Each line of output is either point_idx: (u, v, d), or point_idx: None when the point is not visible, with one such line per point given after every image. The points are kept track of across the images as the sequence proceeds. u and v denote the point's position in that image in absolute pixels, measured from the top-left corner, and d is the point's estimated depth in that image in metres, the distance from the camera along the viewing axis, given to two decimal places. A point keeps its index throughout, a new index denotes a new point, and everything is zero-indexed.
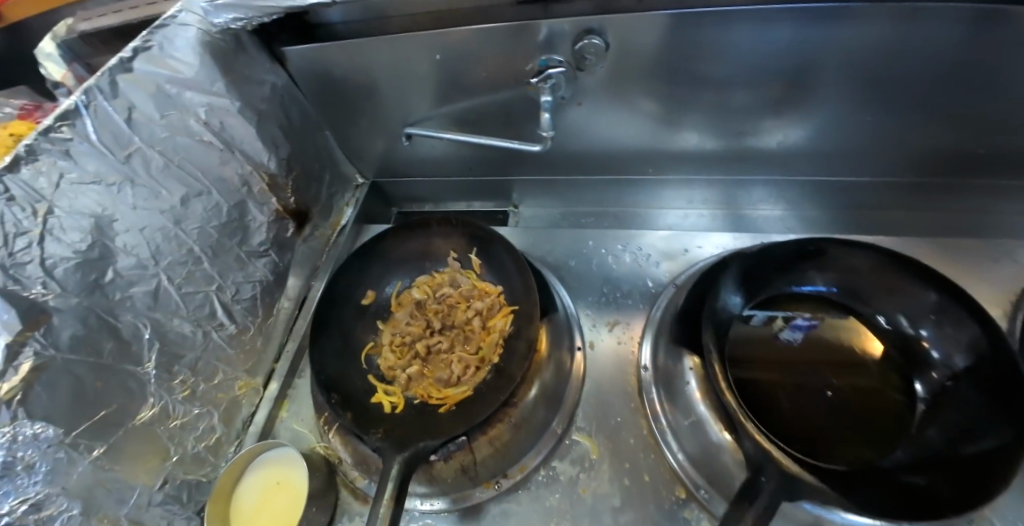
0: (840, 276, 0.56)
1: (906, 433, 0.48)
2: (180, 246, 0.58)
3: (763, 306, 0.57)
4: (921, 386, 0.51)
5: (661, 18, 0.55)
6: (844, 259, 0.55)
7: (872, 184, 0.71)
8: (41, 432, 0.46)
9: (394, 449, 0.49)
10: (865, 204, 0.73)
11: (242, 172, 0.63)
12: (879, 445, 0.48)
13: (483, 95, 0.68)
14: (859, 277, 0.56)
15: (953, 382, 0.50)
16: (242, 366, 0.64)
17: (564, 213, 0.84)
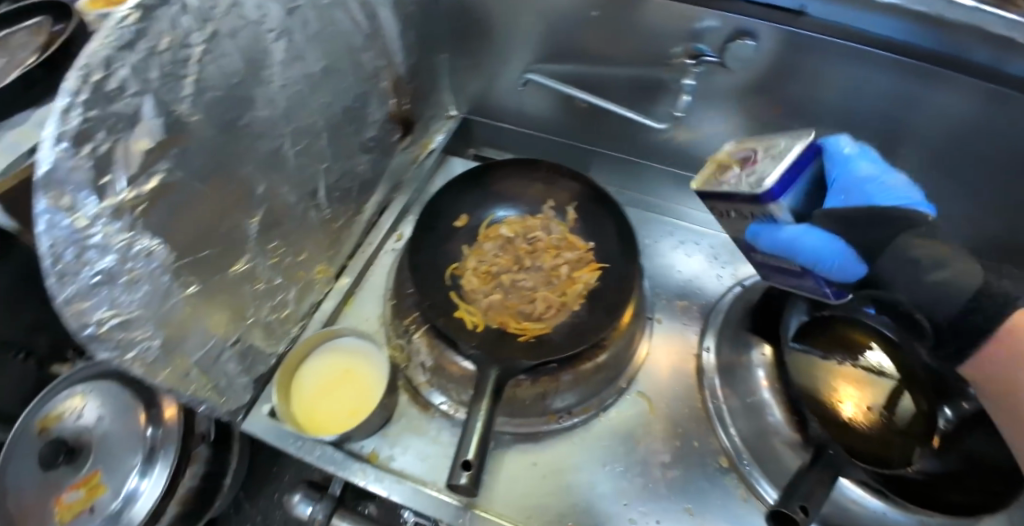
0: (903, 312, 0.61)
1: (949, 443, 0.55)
2: (308, 115, 0.57)
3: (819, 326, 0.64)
4: (951, 411, 0.56)
5: (814, 41, 0.59)
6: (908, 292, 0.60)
7: None
8: (154, 250, 0.45)
9: (488, 360, 0.51)
10: None
11: (376, 65, 0.63)
12: (910, 453, 0.56)
13: (616, 64, 0.71)
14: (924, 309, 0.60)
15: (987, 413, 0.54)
16: (324, 252, 0.63)
17: (638, 201, 0.84)
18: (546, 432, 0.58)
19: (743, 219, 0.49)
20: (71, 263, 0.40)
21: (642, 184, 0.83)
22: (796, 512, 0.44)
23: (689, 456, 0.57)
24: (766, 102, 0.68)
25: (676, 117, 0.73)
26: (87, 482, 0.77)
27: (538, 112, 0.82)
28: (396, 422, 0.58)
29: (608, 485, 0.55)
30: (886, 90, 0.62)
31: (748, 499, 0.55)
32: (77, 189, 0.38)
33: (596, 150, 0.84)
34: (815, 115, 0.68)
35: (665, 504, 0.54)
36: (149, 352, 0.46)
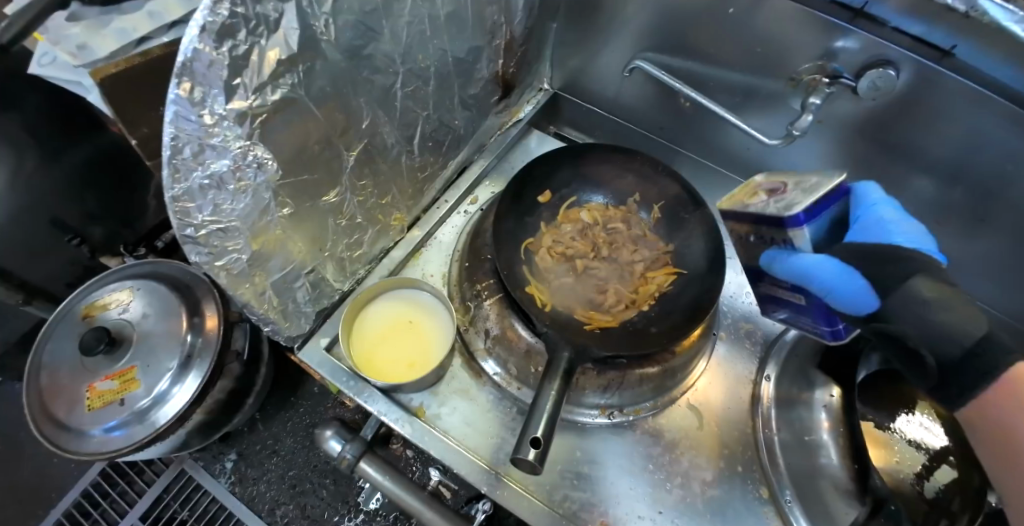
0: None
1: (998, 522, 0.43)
2: (423, 59, 0.55)
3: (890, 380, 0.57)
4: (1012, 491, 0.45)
5: (960, 87, 0.55)
6: None
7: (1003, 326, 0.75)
8: (264, 164, 0.44)
9: (560, 341, 0.50)
10: None
11: (496, 20, 0.61)
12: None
13: (732, 70, 0.68)
14: None
15: None
16: (405, 200, 0.62)
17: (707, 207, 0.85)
18: (593, 425, 0.57)
19: (763, 242, 0.44)
20: (188, 160, 0.39)
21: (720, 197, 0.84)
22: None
23: (730, 479, 0.56)
24: (878, 140, 0.66)
25: (791, 136, 0.64)
26: (122, 375, 0.77)
27: (633, 102, 0.80)
28: (444, 384, 0.58)
29: (645, 490, 0.55)
30: (1008, 151, 0.58)
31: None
32: (211, 87, 0.37)
33: (683, 153, 0.82)
34: (930, 164, 0.65)
35: (699, 521, 0.54)
36: (235, 263, 0.46)
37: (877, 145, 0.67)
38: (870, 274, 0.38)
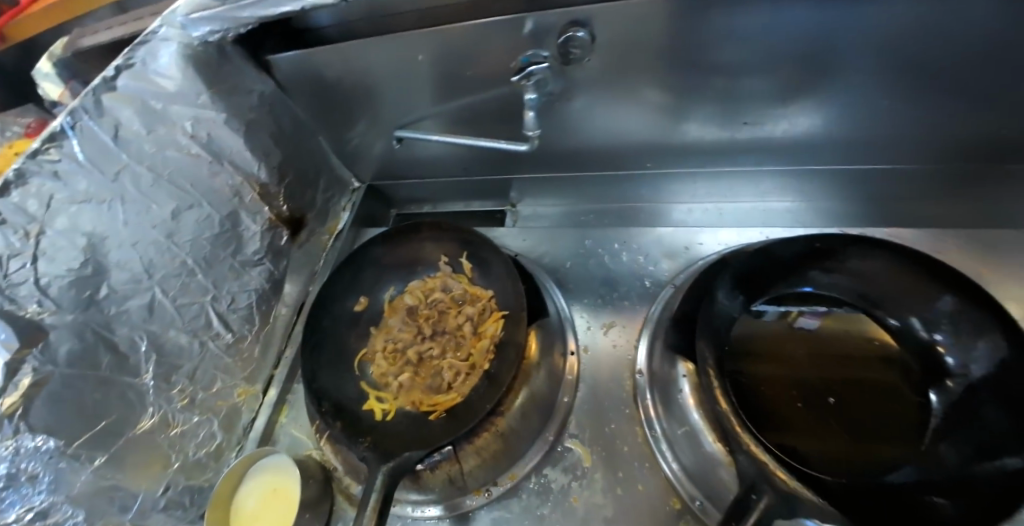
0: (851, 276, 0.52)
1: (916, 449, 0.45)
2: (174, 258, 0.58)
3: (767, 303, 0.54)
4: (937, 397, 0.47)
5: (657, 5, 0.52)
6: (854, 260, 0.52)
7: (898, 172, 0.66)
8: (42, 444, 0.48)
9: (378, 460, 0.50)
10: (893, 195, 0.68)
11: (232, 182, 0.63)
12: (889, 459, 0.45)
13: (474, 93, 0.67)
14: (869, 280, 0.52)
15: (973, 394, 0.45)
16: (241, 374, 0.65)
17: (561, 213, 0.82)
18: (477, 509, 0.54)
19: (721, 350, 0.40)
20: None
21: (569, 197, 0.81)
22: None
23: (632, 504, 0.51)
24: (639, 83, 0.61)
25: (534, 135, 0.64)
26: None
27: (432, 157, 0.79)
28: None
29: None
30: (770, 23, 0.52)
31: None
32: None
33: (517, 177, 0.79)
34: (706, 72, 0.59)
35: None
36: None
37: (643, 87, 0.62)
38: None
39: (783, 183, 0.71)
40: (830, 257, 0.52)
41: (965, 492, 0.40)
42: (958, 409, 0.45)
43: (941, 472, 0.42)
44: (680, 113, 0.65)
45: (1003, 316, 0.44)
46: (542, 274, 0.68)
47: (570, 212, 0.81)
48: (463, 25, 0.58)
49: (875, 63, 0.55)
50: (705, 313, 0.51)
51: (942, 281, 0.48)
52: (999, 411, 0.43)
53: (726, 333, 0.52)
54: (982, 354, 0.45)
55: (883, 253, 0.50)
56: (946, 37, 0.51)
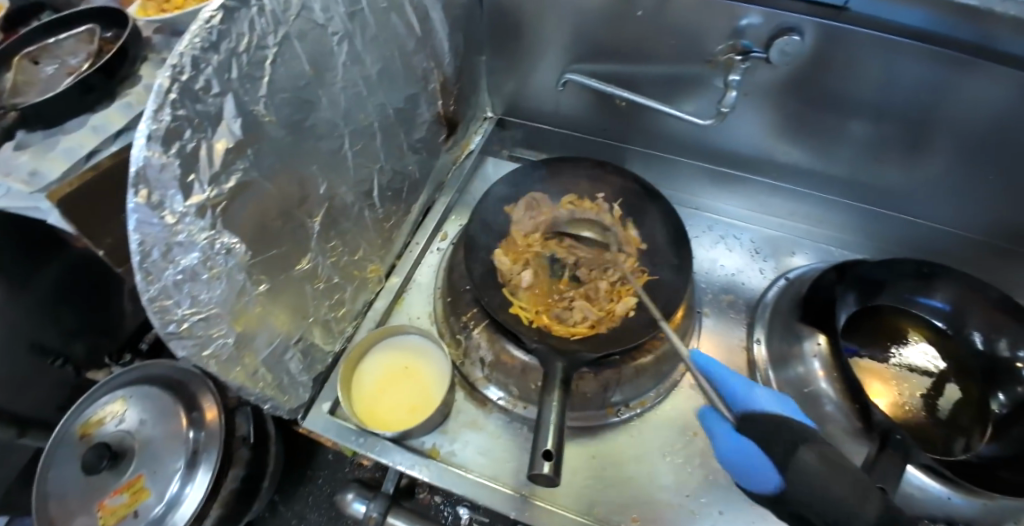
0: (948, 300, 0.62)
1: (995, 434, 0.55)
2: (365, 117, 0.57)
3: (859, 324, 0.64)
4: (1003, 397, 0.57)
5: (858, 36, 0.61)
6: (955, 281, 0.60)
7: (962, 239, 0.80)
8: (233, 247, 0.45)
9: (554, 354, 0.51)
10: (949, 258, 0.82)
11: (426, 66, 0.64)
12: (969, 439, 0.56)
13: (651, 64, 0.72)
14: (964, 300, 0.61)
15: None
16: (376, 252, 0.64)
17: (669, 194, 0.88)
18: (604, 426, 0.58)
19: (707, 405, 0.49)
20: (158, 262, 0.39)
21: (682, 184, 0.86)
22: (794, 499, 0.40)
23: None
24: (802, 103, 0.71)
25: (721, 114, 0.69)
26: (129, 487, 0.70)
27: (574, 113, 0.84)
28: (453, 420, 0.59)
29: (672, 477, 0.55)
30: (916, 73, 0.62)
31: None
32: (166, 188, 0.38)
33: (632, 149, 0.85)
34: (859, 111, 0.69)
35: (730, 498, 0.54)
36: (223, 349, 0.46)
37: (799, 109, 0.72)
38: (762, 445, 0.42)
39: (872, 229, 0.80)
40: (935, 279, 0.61)
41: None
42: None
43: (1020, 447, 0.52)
44: (811, 137, 0.74)
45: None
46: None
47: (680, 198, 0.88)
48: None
49: (965, 144, 0.67)
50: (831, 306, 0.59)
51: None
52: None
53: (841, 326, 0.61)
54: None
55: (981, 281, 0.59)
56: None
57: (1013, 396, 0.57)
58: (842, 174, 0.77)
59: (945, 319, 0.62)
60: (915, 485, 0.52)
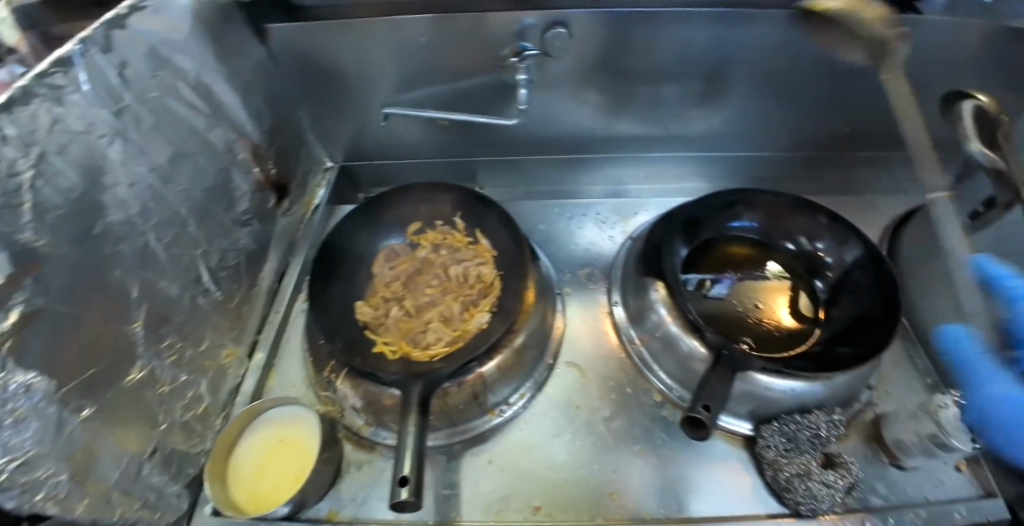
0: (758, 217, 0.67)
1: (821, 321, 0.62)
2: (168, 207, 0.56)
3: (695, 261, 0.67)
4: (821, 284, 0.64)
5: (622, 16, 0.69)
6: (757, 199, 0.67)
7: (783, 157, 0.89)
8: (34, 384, 0.41)
9: (411, 379, 0.52)
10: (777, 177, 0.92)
11: (226, 139, 0.63)
12: (804, 333, 0.61)
13: (454, 81, 0.75)
14: (767, 214, 0.68)
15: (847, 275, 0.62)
16: (228, 334, 0.63)
17: (524, 191, 0.91)
18: (489, 430, 0.60)
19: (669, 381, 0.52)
20: None
21: (532, 178, 0.91)
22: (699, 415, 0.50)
23: (627, 404, 0.61)
24: (611, 84, 0.77)
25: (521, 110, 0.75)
26: None
27: (413, 139, 0.85)
28: (347, 474, 0.58)
29: (566, 455, 0.58)
30: (691, 36, 0.71)
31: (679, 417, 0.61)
32: None
33: (480, 161, 0.89)
34: (655, 77, 0.77)
35: (620, 454, 0.58)
36: (60, 487, 0.43)
37: (608, 89, 0.78)
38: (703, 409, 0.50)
39: (699, 170, 0.90)
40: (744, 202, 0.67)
41: (852, 338, 0.57)
42: (843, 284, 0.62)
43: (842, 327, 0.59)
44: (628, 108, 0.81)
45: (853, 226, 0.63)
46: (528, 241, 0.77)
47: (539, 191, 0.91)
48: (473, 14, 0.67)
49: (764, 79, 0.77)
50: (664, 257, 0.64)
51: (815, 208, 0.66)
52: (864, 275, 0.60)
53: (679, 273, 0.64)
54: (851, 248, 0.62)
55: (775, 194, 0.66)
56: (826, 59, 0.74)
57: (828, 283, 0.64)
58: (659, 135, 0.85)
59: (757, 235, 0.68)
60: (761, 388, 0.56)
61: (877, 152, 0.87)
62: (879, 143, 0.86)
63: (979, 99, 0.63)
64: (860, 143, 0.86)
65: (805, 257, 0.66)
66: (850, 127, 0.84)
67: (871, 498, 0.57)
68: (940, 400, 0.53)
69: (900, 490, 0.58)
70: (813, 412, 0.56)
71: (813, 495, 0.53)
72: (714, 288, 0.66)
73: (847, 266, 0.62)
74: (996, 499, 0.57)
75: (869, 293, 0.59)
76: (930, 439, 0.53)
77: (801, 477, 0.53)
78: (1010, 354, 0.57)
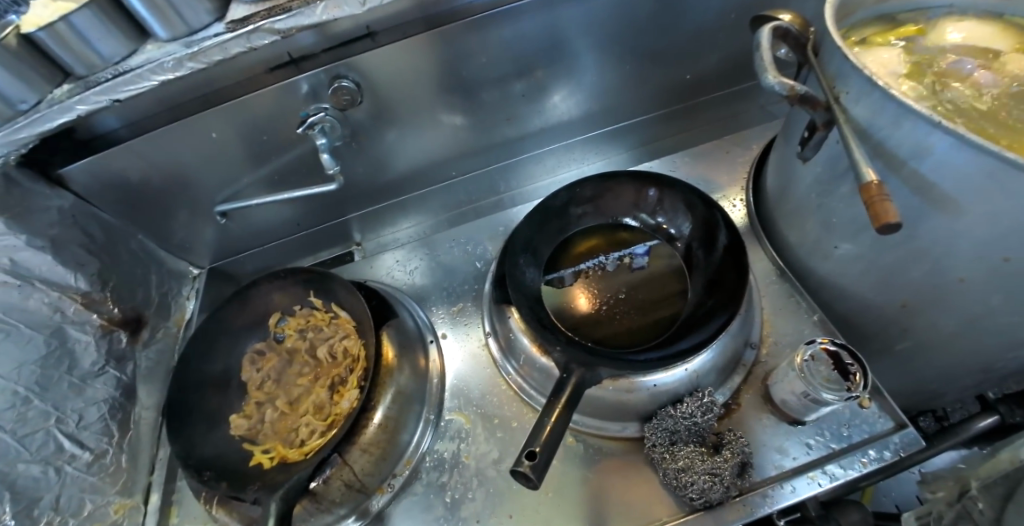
0: (597, 206, 0.67)
1: (681, 295, 0.62)
2: (2, 391, 0.56)
3: (554, 271, 0.66)
4: (678, 255, 0.65)
5: (418, 40, 0.67)
6: (586, 191, 0.66)
7: (639, 122, 0.89)
8: None
9: (269, 493, 0.52)
10: (645, 139, 0.91)
11: (49, 299, 0.62)
12: (667, 312, 0.61)
13: (281, 156, 0.74)
14: (601, 201, 0.67)
15: (693, 243, 0.63)
16: (113, 489, 0.62)
17: (426, 228, 0.91)
18: (385, 507, 0.58)
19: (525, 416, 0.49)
20: None
21: (431, 208, 0.91)
22: (525, 464, 0.43)
23: (514, 437, 0.60)
24: (448, 106, 0.77)
25: (335, 173, 0.72)
26: None
27: (274, 222, 0.84)
28: None
29: (462, 513, 0.57)
30: (491, 39, 0.70)
31: (577, 439, 0.59)
32: None
33: (353, 216, 0.87)
34: (486, 83, 0.75)
35: (515, 495, 0.57)
36: None
37: (441, 111, 0.77)
38: (543, 440, 0.44)
39: (561, 158, 0.91)
40: (578, 197, 0.66)
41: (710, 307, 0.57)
42: (688, 259, 0.63)
43: (697, 299, 0.60)
44: (467, 119, 0.80)
45: (692, 197, 0.63)
46: (397, 294, 0.73)
47: (444, 219, 0.91)
48: (260, 90, 0.66)
49: (583, 50, 0.75)
50: (514, 281, 0.61)
51: (650, 182, 0.65)
52: (702, 249, 0.62)
53: (535, 291, 0.62)
54: (686, 220, 0.64)
55: (598, 179, 0.66)
56: (643, 12, 0.72)
57: (678, 255, 0.65)
58: (501, 141, 0.85)
59: (602, 224, 0.68)
60: (629, 386, 0.55)
61: (722, 90, 0.88)
62: (722, 80, 0.86)
63: (778, 20, 0.57)
64: (701, 86, 0.86)
65: (653, 231, 0.66)
66: (689, 76, 0.84)
67: (772, 467, 0.54)
68: (804, 352, 0.51)
69: (806, 446, 0.55)
70: (685, 399, 0.54)
71: (702, 490, 0.50)
72: (636, 259, 0.65)
73: (689, 240, 0.64)
74: (907, 429, 0.54)
75: (717, 259, 0.59)
76: (807, 396, 0.51)
77: (686, 472, 0.51)
78: (881, 271, 0.54)
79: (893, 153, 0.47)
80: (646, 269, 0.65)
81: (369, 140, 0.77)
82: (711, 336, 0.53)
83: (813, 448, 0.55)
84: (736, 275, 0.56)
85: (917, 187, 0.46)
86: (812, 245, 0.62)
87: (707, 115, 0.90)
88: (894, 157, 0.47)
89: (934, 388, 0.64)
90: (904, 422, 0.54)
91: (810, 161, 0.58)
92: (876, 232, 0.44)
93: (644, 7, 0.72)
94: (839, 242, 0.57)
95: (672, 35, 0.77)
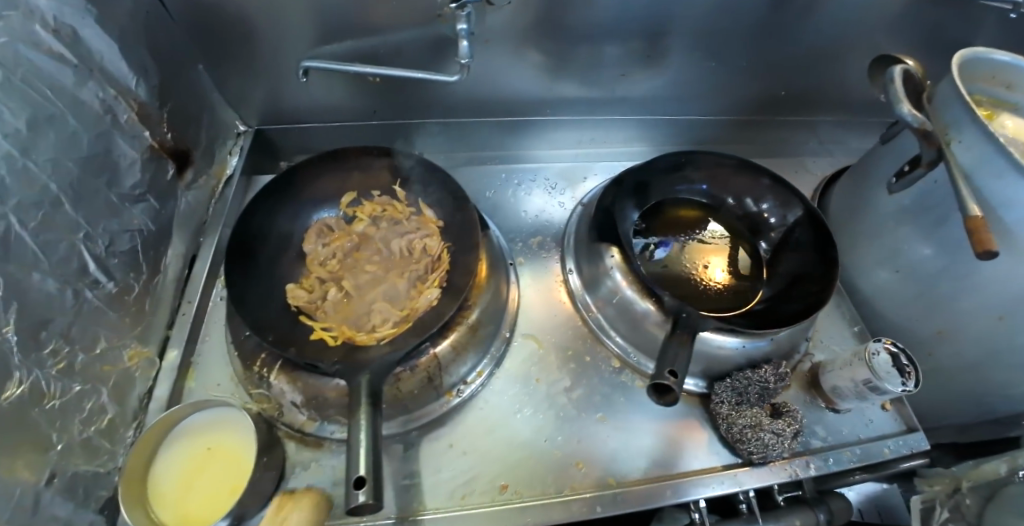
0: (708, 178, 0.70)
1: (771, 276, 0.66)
2: (32, 183, 0.45)
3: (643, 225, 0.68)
4: (765, 244, 0.68)
5: None
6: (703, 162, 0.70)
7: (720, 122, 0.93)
8: None
9: (354, 368, 0.47)
10: (722, 139, 0.95)
11: (104, 96, 0.52)
12: (756, 289, 0.65)
13: (394, 32, 0.66)
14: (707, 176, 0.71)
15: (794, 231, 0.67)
16: (130, 333, 0.54)
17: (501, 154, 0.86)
18: (450, 412, 0.56)
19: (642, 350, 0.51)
20: None
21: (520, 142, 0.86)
22: (668, 378, 0.49)
23: (586, 371, 0.61)
24: (572, 41, 0.74)
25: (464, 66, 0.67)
26: None
27: (345, 102, 0.75)
28: (292, 477, 0.52)
29: (527, 433, 0.56)
30: None
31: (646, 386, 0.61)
32: None
33: (415, 124, 0.80)
34: (615, 32, 0.74)
35: (581, 423, 0.58)
36: None
37: (559, 46, 0.75)
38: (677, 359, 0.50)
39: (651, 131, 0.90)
40: (689, 166, 0.70)
41: (791, 289, 0.63)
42: (781, 245, 0.67)
43: (778, 284, 0.64)
44: (577, 65, 0.78)
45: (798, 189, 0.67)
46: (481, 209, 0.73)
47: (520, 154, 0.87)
48: None
49: (707, 35, 0.77)
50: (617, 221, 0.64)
51: (759, 170, 0.69)
52: (806, 233, 0.65)
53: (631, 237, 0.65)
54: (795, 208, 0.67)
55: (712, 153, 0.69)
56: (771, 18, 0.76)
57: (769, 242, 0.68)
58: (606, 95, 0.83)
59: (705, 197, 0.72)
60: (717, 345, 0.58)
61: (800, 116, 0.94)
62: (803, 106, 0.93)
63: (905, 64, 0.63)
64: (785, 106, 0.92)
65: (750, 216, 0.70)
66: (784, 91, 0.89)
67: (810, 442, 0.60)
68: (872, 347, 0.57)
69: (836, 431, 0.62)
70: (762, 366, 0.59)
71: (764, 446, 0.55)
72: (656, 251, 0.67)
73: (789, 228, 0.67)
74: (919, 433, 0.62)
75: (812, 249, 0.64)
76: (865, 383, 0.57)
77: (754, 429, 0.55)
78: (930, 299, 0.63)
79: (986, 200, 0.55)
80: (664, 262, 0.66)
81: (483, 47, 0.72)
82: (794, 315, 0.58)
83: (844, 433, 0.62)
84: (824, 267, 0.61)
85: (997, 232, 0.55)
86: (864, 266, 0.70)
87: (780, 134, 0.96)
88: (983, 204, 0.55)
89: (926, 416, 0.74)
90: (916, 426, 0.62)
91: (896, 194, 0.65)
92: (975, 255, 0.51)
93: (770, 14, 0.76)
94: (901, 266, 0.65)
95: (780, 50, 0.82)
